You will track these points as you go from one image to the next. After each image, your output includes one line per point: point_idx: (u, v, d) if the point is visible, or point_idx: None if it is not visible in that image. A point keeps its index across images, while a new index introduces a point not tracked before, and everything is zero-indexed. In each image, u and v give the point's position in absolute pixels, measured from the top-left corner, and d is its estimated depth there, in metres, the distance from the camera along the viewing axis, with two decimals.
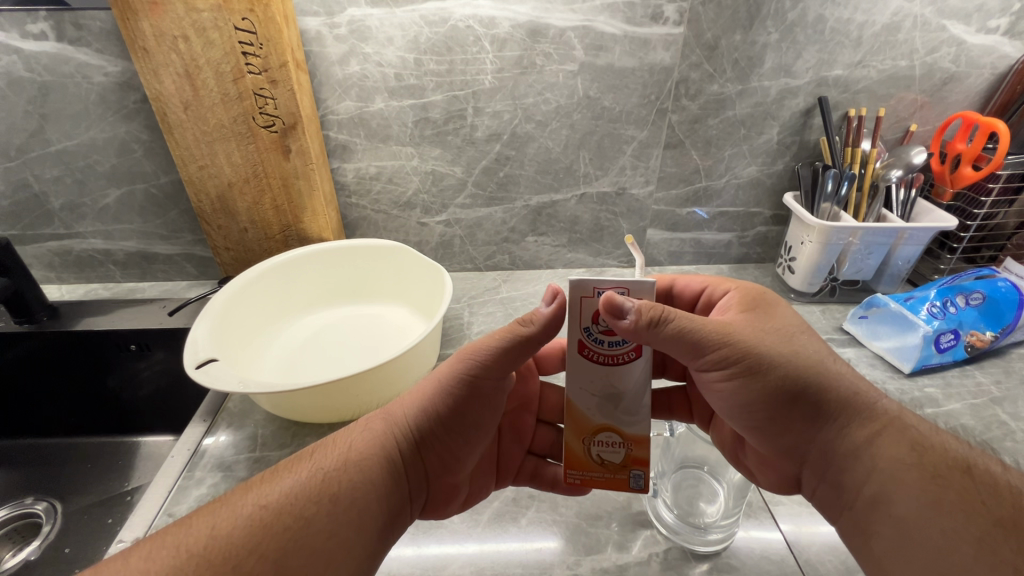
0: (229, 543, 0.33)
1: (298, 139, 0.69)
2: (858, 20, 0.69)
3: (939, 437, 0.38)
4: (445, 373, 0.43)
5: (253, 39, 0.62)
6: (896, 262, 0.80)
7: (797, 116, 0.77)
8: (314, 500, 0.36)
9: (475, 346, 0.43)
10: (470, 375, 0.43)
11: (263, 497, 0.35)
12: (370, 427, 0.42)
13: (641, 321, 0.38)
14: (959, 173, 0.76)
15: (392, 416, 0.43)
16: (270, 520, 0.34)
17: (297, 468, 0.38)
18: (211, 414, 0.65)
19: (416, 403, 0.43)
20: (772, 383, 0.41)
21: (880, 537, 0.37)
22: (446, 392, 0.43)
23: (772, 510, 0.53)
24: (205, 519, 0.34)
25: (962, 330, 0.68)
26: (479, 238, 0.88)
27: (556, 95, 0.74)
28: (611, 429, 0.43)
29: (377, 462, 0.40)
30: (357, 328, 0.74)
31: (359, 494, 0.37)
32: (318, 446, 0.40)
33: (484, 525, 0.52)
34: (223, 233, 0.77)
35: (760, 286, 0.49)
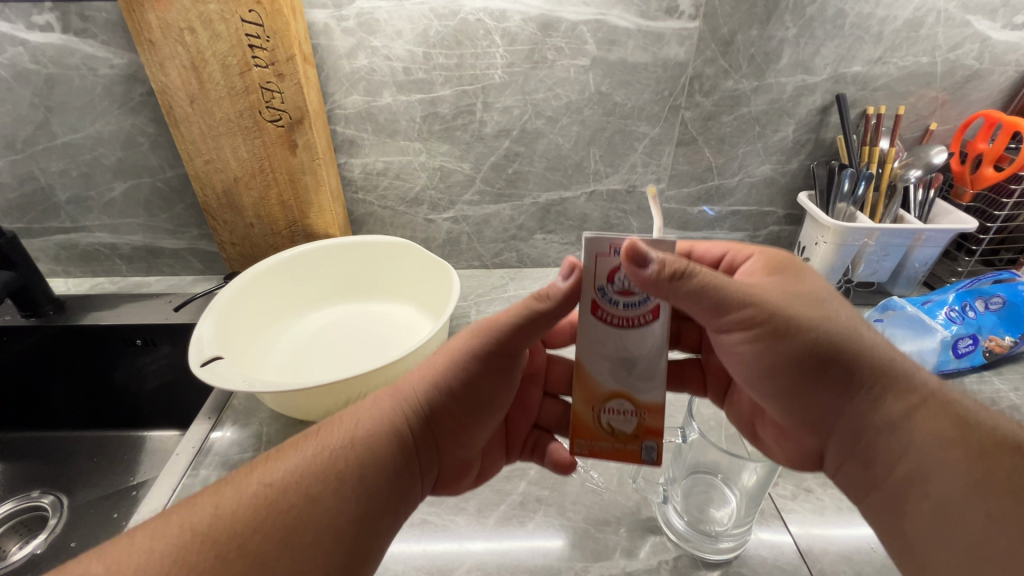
0: (233, 522, 0.32)
1: (305, 134, 0.68)
2: (879, 15, 0.67)
3: (981, 411, 0.37)
4: (461, 349, 0.42)
5: (259, 31, 0.60)
6: (912, 265, 0.78)
7: (814, 113, 0.75)
8: (321, 478, 0.35)
9: (489, 321, 0.42)
10: (486, 351, 0.41)
11: (267, 475, 0.35)
12: (379, 403, 0.41)
13: (664, 272, 0.37)
14: (980, 173, 0.74)
15: (401, 391, 0.42)
16: (275, 498, 0.33)
17: (302, 446, 0.37)
18: (215, 411, 0.65)
19: (426, 377, 0.42)
20: (797, 348, 0.39)
21: (918, 517, 0.36)
22: (458, 367, 0.41)
23: (783, 517, 0.52)
24: (209, 498, 0.34)
25: (981, 335, 0.66)
26: (486, 235, 0.87)
27: (567, 91, 0.73)
28: (624, 396, 0.41)
29: (388, 437, 0.38)
30: (364, 325, 0.73)
31: (366, 471, 0.36)
32: (325, 424, 0.39)
33: (492, 526, 0.51)
34: (229, 227, 0.76)
35: (786, 251, 0.46)
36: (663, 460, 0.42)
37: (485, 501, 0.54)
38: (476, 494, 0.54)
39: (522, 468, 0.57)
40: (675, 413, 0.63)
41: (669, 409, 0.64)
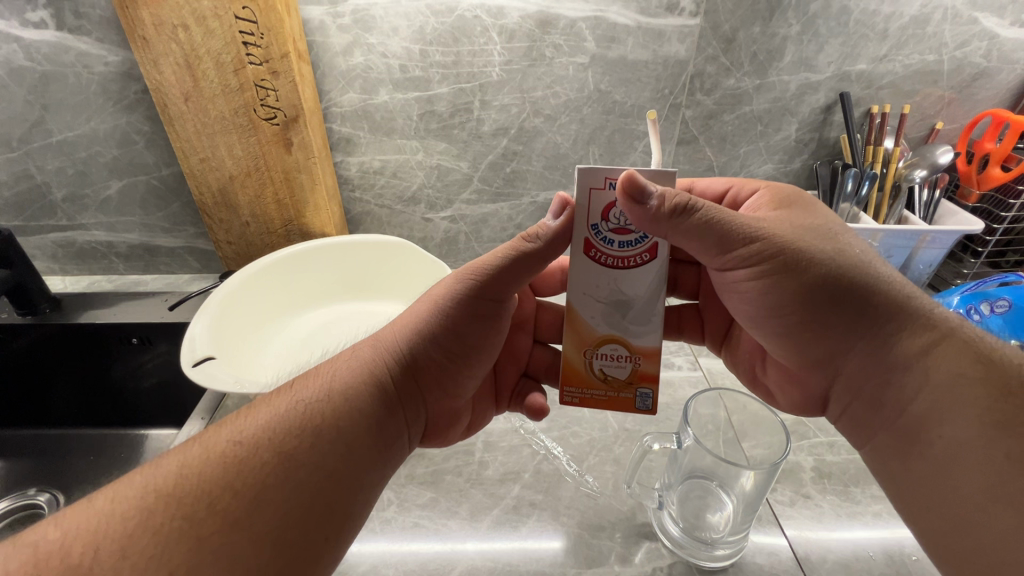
0: (201, 481, 0.31)
1: (300, 133, 0.68)
2: (884, 12, 0.66)
3: (998, 349, 0.36)
4: (442, 295, 0.42)
5: (253, 28, 0.60)
6: (916, 266, 0.77)
7: (817, 112, 0.74)
8: (296, 432, 0.34)
9: (473, 265, 0.43)
10: (467, 296, 0.42)
11: (237, 433, 0.34)
12: (359, 354, 0.41)
13: (664, 207, 0.37)
14: (987, 174, 0.73)
15: (380, 342, 0.42)
16: (245, 456, 0.33)
17: (274, 403, 0.36)
18: (209, 411, 0.64)
19: (409, 329, 0.42)
20: (804, 282, 0.39)
21: (924, 459, 0.36)
22: (441, 313, 0.42)
23: (780, 522, 0.51)
24: (176, 458, 0.33)
25: None
26: (485, 235, 0.86)
27: (566, 88, 0.72)
28: (617, 341, 0.43)
29: (366, 388, 0.39)
30: (361, 324, 0.73)
31: (344, 424, 0.36)
32: (300, 378, 0.39)
33: (487, 527, 0.51)
34: (225, 226, 0.76)
35: (792, 186, 0.46)
36: (657, 407, 0.44)
37: (478, 505, 0.53)
38: (468, 498, 0.53)
39: (516, 471, 0.56)
40: (672, 416, 0.62)
41: (667, 411, 0.63)
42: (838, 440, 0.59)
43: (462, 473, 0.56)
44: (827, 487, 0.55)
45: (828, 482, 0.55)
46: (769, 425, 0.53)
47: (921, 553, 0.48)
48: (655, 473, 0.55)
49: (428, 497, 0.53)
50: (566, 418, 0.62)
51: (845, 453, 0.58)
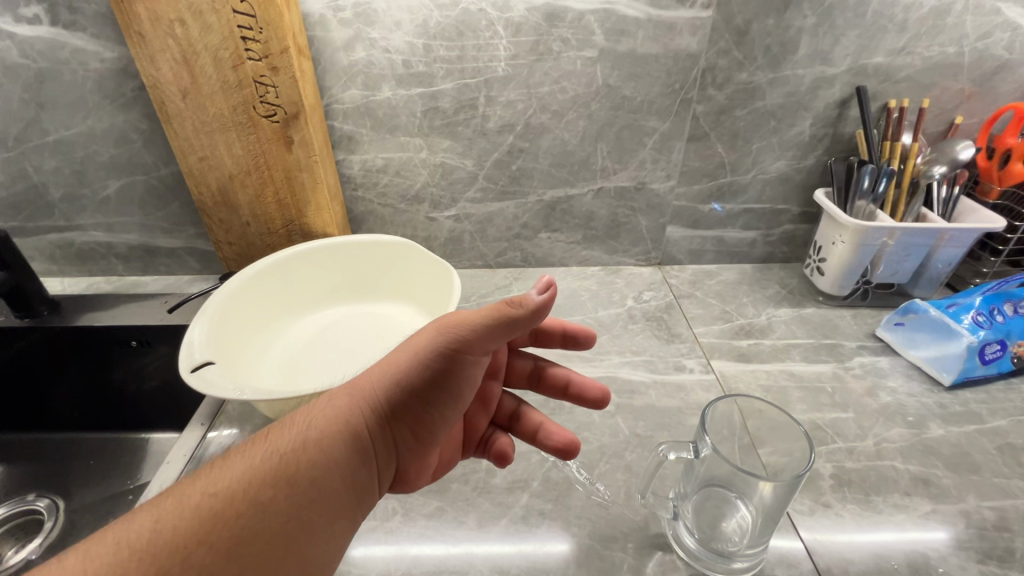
0: (174, 537, 0.30)
1: (301, 130, 0.66)
2: (903, 3, 0.64)
3: None
4: (422, 347, 0.40)
5: (251, 23, 0.58)
6: (936, 265, 0.74)
7: (832, 107, 0.72)
8: (270, 484, 0.34)
9: (455, 320, 0.41)
10: (450, 350, 0.40)
11: (212, 485, 0.33)
12: (335, 404, 0.39)
13: None
14: (1009, 169, 0.71)
15: (358, 389, 0.40)
16: (221, 509, 0.32)
17: (249, 453, 0.35)
18: (209, 417, 0.63)
19: (386, 379, 0.40)
20: None
21: None
22: (420, 366, 0.40)
23: (792, 520, 0.50)
24: (148, 513, 0.31)
25: (1010, 340, 0.63)
26: (490, 234, 0.84)
27: (574, 84, 0.70)
28: None
29: (340, 439, 0.37)
30: (363, 325, 0.72)
31: (320, 476, 0.36)
32: (275, 427, 0.38)
33: (504, 525, 0.50)
34: (225, 226, 0.74)
35: None
36: None
37: (486, 514, 0.51)
38: (476, 507, 0.52)
39: (524, 479, 0.54)
40: (685, 422, 0.60)
41: (680, 417, 0.61)
42: (857, 446, 0.57)
43: (468, 482, 0.54)
44: (848, 496, 0.52)
45: (848, 490, 0.53)
46: (786, 431, 0.51)
47: (949, 565, 0.47)
48: (669, 483, 0.53)
49: (434, 506, 0.52)
50: (575, 424, 0.60)
51: (865, 459, 0.56)
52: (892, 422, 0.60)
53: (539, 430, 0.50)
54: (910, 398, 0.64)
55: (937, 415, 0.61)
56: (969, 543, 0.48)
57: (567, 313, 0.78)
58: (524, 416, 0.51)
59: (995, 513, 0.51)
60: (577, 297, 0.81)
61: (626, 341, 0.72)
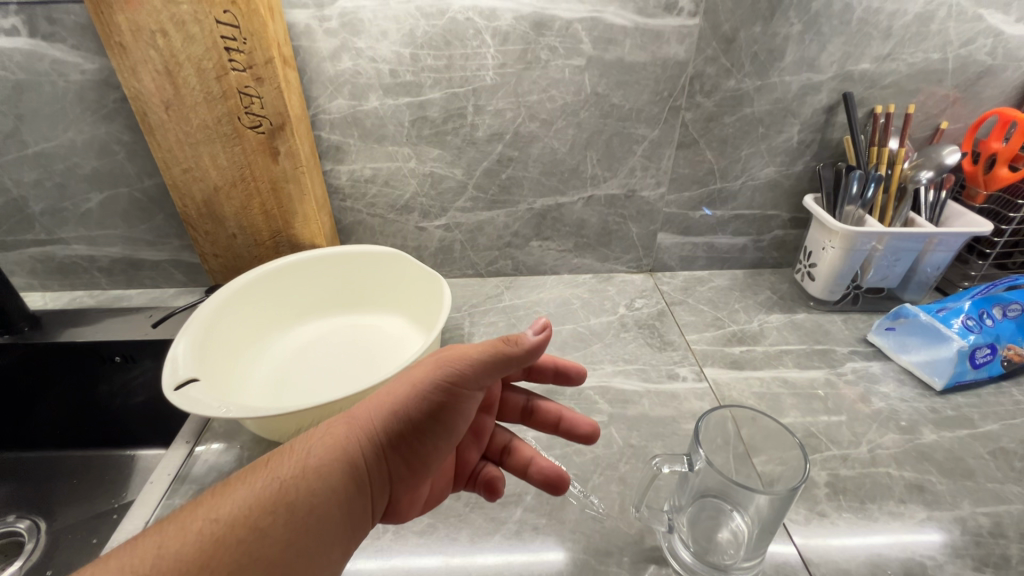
0: (176, 564, 0.30)
1: (286, 141, 0.65)
2: (888, 10, 0.65)
3: None
4: (421, 379, 0.40)
5: (235, 33, 0.57)
6: (925, 270, 0.75)
7: (819, 113, 0.72)
8: (269, 510, 0.34)
9: (455, 354, 0.40)
10: (448, 384, 0.40)
11: (214, 511, 0.33)
12: (333, 431, 0.39)
13: None
14: (994, 173, 0.71)
15: (357, 417, 0.39)
16: (222, 536, 0.32)
17: (251, 479, 0.35)
18: (195, 434, 0.61)
19: (384, 409, 0.39)
20: None
21: None
22: (419, 398, 0.39)
23: (785, 525, 0.50)
24: (152, 540, 0.31)
25: (999, 344, 0.63)
26: (481, 243, 0.83)
27: (562, 92, 0.70)
28: None
29: (339, 466, 0.37)
30: (352, 338, 0.71)
31: (318, 503, 0.35)
32: (275, 453, 0.37)
33: (501, 536, 0.49)
34: (211, 238, 0.73)
35: None
36: None
37: (479, 530, 0.50)
38: (468, 523, 0.51)
39: (518, 493, 0.54)
40: (679, 431, 0.60)
41: (673, 426, 0.60)
42: (851, 453, 0.57)
43: (461, 497, 0.53)
44: (843, 504, 0.52)
45: (843, 498, 0.53)
46: (780, 440, 0.50)
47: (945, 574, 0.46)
48: (664, 495, 0.52)
49: (425, 523, 0.51)
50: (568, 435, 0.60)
51: (860, 467, 0.56)
52: (886, 428, 0.60)
53: (530, 464, 0.49)
54: (902, 403, 0.63)
55: (929, 420, 0.61)
56: (966, 550, 0.48)
57: (558, 322, 0.77)
58: (515, 450, 0.51)
59: (991, 519, 0.51)
60: (568, 305, 0.81)
61: (619, 350, 0.72)
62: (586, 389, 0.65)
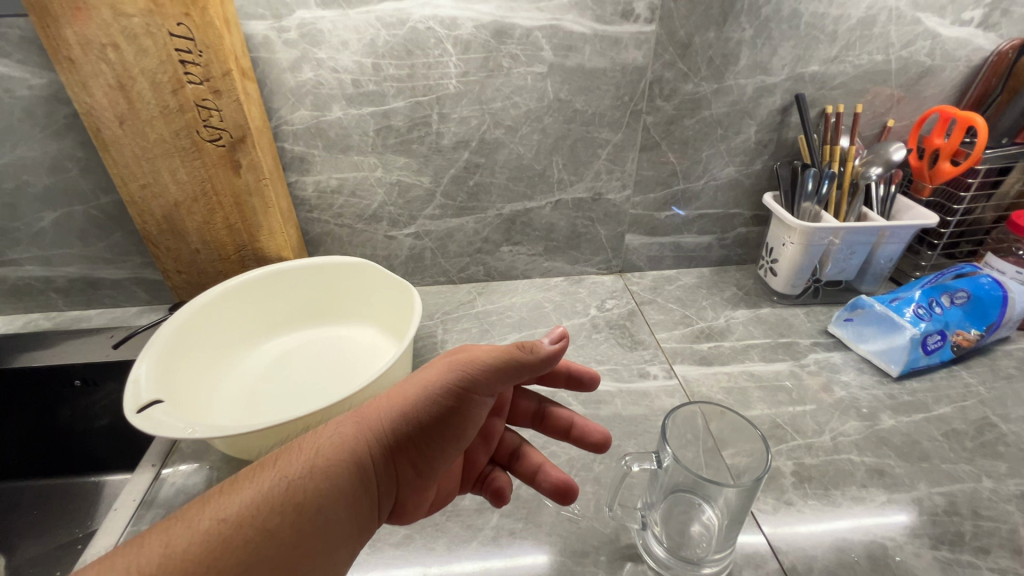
0: (184, 563, 0.31)
1: (248, 153, 0.64)
2: (833, 14, 0.68)
3: None
4: (433, 381, 0.41)
5: (190, 46, 0.56)
6: (879, 262, 0.78)
7: (774, 114, 0.75)
8: (276, 510, 0.34)
9: (468, 358, 0.42)
10: (460, 386, 0.41)
11: (222, 510, 0.34)
12: (342, 431, 0.39)
13: None
14: (938, 168, 0.74)
15: (365, 419, 0.40)
16: (229, 535, 0.33)
17: (259, 477, 0.36)
18: (161, 457, 0.60)
19: (394, 410, 0.40)
20: None
21: None
22: (430, 401, 0.40)
23: (753, 513, 0.52)
24: (158, 538, 0.32)
25: (949, 330, 0.67)
26: (451, 250, 0.83)
27: (526, 99, 0.70)
28: None
29: (346, 467, 0.38)
30: (324, 350, 0.70)
31: (324, 504, 0.36)
32: (283, 451, 0.38)
33: (479, 541, 0.50)
34: (173, 255, 0.71)
35: None
36: None
37: (455, 538, 0.50)
38: (445, 532, 0.50)
39: None
40: (651, 429, 0.61)
41: (645, 425, 0.61)
42: (815, 442, 0.59)
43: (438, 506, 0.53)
44: (808, 492, 0.54)
45: (808, 486, 0.54)
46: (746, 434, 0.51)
47: (905, 554, 0.48)
48: (638, 492, 0.53)
49: (402, 535, 0.50)
50: (543, 439, 0.60)
51: (824, 455, 0.58)
52: (847, 416, 0.62)
53: (539, 472, 0.49)
54: (862, 391, 0.66)
55: (887, 406, 0.64)
56: (924, 530, 0.50)
57: (531, 326, 0.78)
58: (524, 455, 0.51)
59: (945, 499, 0.53)
60: (541, 309, 0.82)
61: (591, 351, 0.73)
62: (560, 391, 0.66)
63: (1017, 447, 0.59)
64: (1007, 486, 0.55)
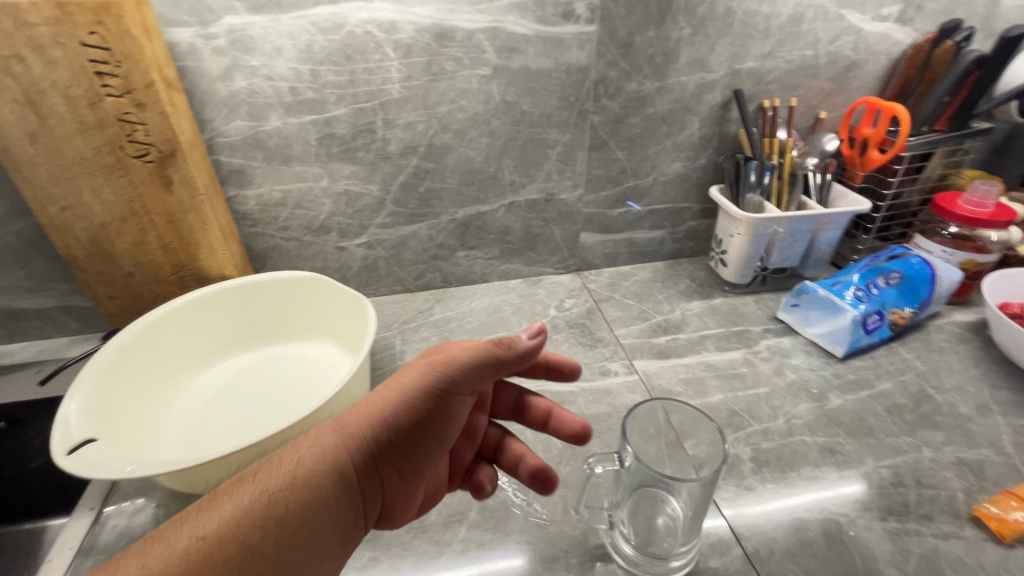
0: None
1: (179, 168, 0.60)
2: (764, 12, 0.70)
3: None
4: (411, 384, 0.40)
5: (106, 56, 0.53)
6: (820, 247, 0.82)
7: (715, 109, 0.77)
8: (258, 526, 0.34)
9: (445, 359, 0.41)
10: (438, 388, 0.40)
11: (201, 528, 0.33)
12: (323, 440, 0.38)
13: None
14: (868, 156, 0.78)
15: (346, 427, 0.39)
16: (208, 555, 0.32)
17: (238, 492, 0.35)
18: (100, 499, 0.55)
19: (374, 417, 0.39)
20: None
21: None
22: (409, 405, 0.40)
23: (715, 499, 0.53)
24: (133, 561, 0.31)
25: (885, 310, 0.70)
26: (406, 258, 0.82)
27: (472, 102, 0.70)
28: None
29: (327, 478, 0.37)
30: (275, 370, 0.67)
31: (306, 516, 0.36)
32: (262, 464, 0.37)
33: (449, 555, 0.49)
34: (104, 279, 0.67)
35: None
36: None
37: (423, 556, 0.49)
38: (412, 551, 0.49)
39: (461, 511, 0.53)
40: (614, 426, 0.61)
41: (608, 423, 0.62)
42: (771, 426, 0.61)
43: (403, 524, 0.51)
44: (766, 475, 0.55)
45: (767, 470, 0.56)
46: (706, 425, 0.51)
47: (858, 529, 0.51)
48: (606, 491, 0.54)
49: (367, 558, 0.48)
50: None
51: (779, 438, 0.60)
52: (798, 399, 0.65)
53: (521, 460, 0.51)
54: (811, 373, 0.69)
55: (835, 386, 0.67)
56: (874, 503, 0.53)
57: (491, 331, 0.77)
58: (506, 447, 0.52)
59: (891, 471, 0.56)
60: (501, 313, 0.81)
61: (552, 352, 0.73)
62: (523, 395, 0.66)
63: (952, 416, 0.63)
64: (945, 454, 0.58)
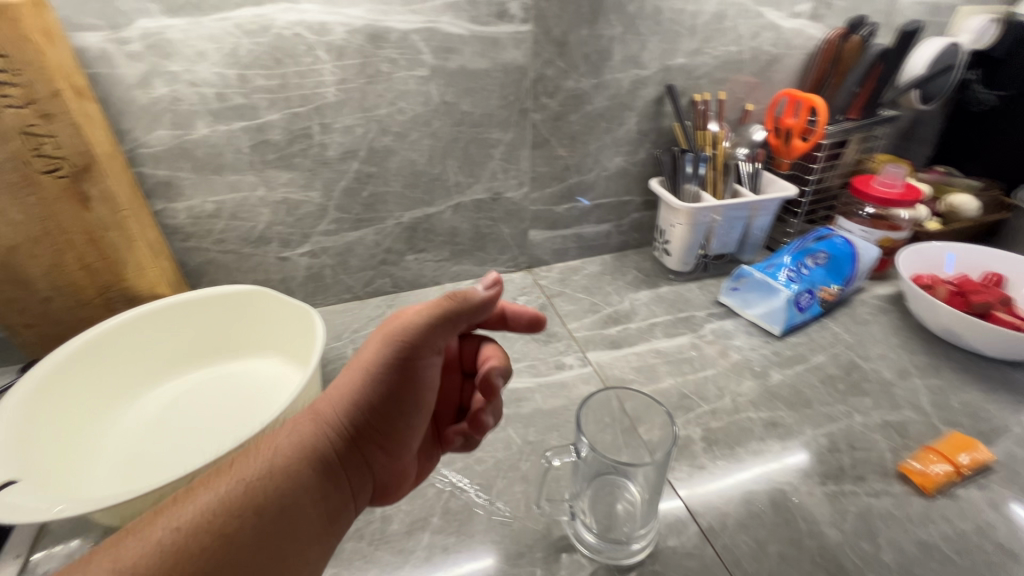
0: None
1: (97, 183, 0.56)
2: (689, 10, 0.73)
3: None
4: (376, 360, 0.41)
5: (2, 64, 0.48)
6: (754, 232, 0.86)
7: (650, 104, 0.79)
8: (236, 514, 0.34)
9: (402, 324, 0.41)
10: (401, 358, 0.41)
11: (177, 519, 0.33)
12: (299, 427, 0.40)
13: None
14: (791, 145, 0.82)
15: (323, 414, 0.40)
16: (185, 545, 0.32)
17: (215, 483, 0.35)
18: (27, 545, 0.51)
19: (346, 396, 0.41)
20: None
21: None
22: (377, 381, 0.41)
23: (670, 480, 0.55)
24: (108, 555, 0.31)
25: (815, 288, 0.75)
26: (353, 265, 0.80)
27: (411, 104, 0.69)
28: None
29: (306, 464, 0.38)
30: (218, 390, 0.64)
31: (286, 502, 0.36)
32: (239, 455, 0.38)
33: (414, 563, 0.48)
34: (17, 307, 0.61)
35: None
36: None
37: (387, 566, 0.48)
38: (375, 562, 0.48)
39: (424, 517, 0.52)
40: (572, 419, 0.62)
41: (566, 415, 0.63)
42: (718, 406, 0.64)
43: (364, 536, 0.50)
44: (717, 453, 0.58)
45: (717, 448, 0.59)
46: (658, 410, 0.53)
47: (801, 495, 0.54)
48: (565, 484, 0.54)
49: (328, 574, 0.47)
50: None
51: (727, 416, 0.63)
52: (742, 377, 0.68)
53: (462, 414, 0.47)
54: (753, 352, 0.73)
55: (774, 362, 0.71)
56: (814, 470, 0.57)
57: None
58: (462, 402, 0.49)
59: (827, 438, 0.60)
60: None
61: (508, 350, 0.73)
62: None
63: (877, 382, 0.68)
64: (873, 418, 0.63)
